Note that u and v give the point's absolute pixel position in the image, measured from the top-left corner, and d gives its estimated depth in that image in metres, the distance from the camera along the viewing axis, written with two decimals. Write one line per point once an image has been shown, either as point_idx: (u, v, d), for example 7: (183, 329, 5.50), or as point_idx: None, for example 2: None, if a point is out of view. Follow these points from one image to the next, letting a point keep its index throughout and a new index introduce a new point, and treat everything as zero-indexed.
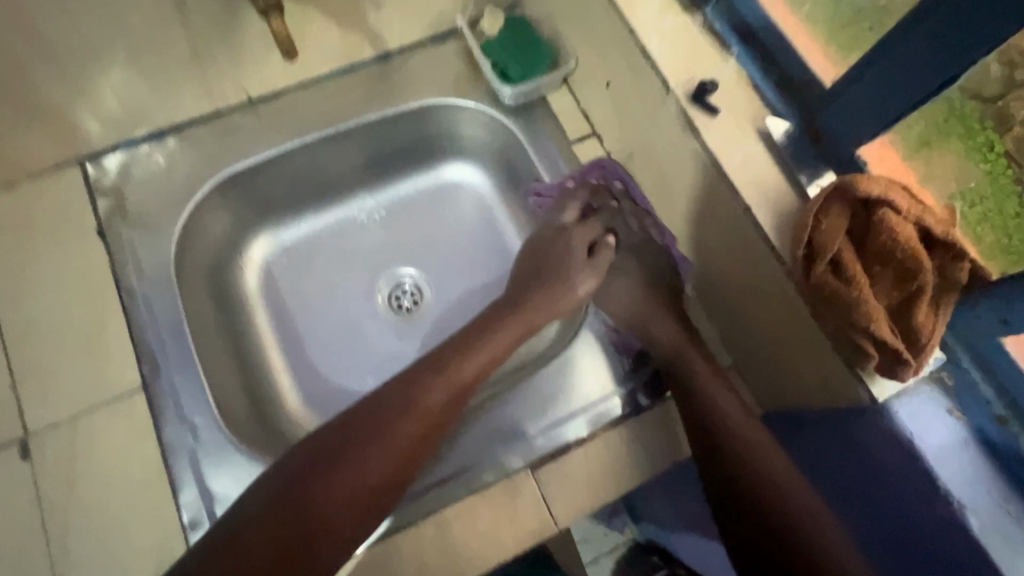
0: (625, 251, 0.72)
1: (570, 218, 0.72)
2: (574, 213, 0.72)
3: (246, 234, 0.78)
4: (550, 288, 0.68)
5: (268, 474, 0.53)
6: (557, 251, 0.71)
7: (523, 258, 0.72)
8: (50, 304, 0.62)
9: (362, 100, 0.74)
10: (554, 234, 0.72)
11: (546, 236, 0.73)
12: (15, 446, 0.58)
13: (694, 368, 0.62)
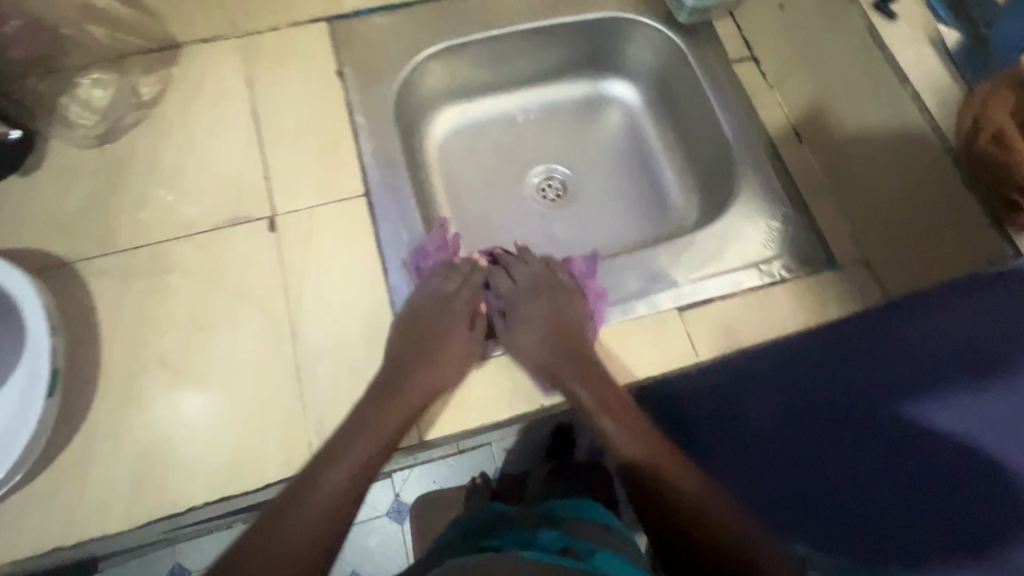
0: (516, 296, 0.75)
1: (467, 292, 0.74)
2: (461, 289, 0.74)
3: (434, 108, 0.92)
4: (431, 358, 0.66)
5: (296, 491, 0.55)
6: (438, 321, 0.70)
7: (402, 345, 0.67)
8: (298, 121, 0.76)
9: (556, 4, 0.86)
10: (527, 289, 0.75)
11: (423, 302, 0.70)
12: (265, 221, 0.71)
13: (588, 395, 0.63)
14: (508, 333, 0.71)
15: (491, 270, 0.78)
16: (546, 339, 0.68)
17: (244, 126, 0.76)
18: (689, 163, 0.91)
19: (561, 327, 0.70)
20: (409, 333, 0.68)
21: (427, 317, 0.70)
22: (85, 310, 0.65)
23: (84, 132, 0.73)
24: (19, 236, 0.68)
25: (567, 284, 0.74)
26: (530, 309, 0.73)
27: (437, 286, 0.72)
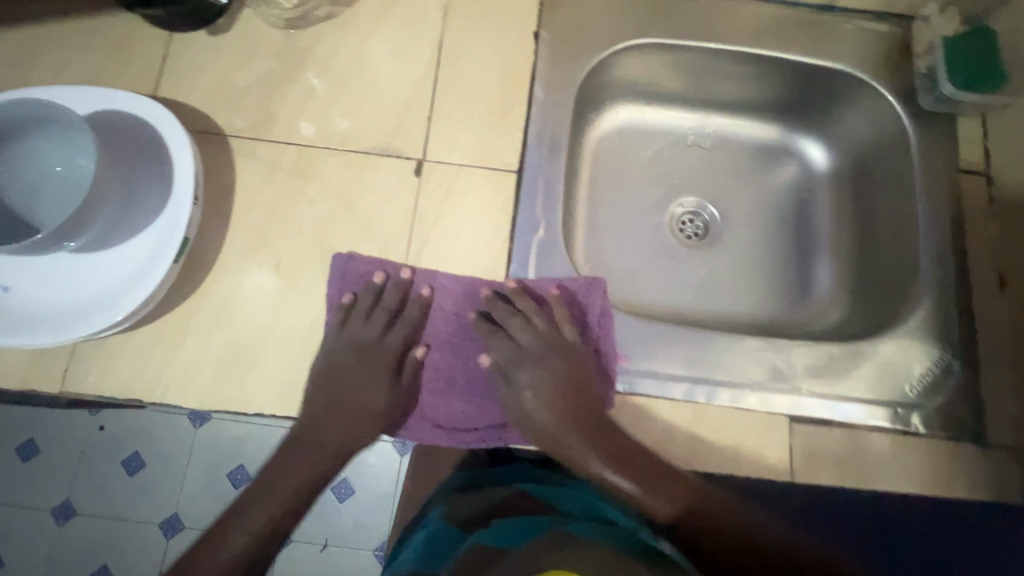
0: (525, 357, 0.64)
1: (398, 337, 0.65)
2: (396, 339, 0.65)
3: (610, 101, 0.85)
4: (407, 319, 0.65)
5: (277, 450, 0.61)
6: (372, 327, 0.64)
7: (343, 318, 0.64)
8: (477, 69, 0.72)
9: (786, 38, 0.77)
10: (535, 351, 0.65)
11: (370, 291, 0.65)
12: (412, 162, 0.69)
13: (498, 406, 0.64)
14: (506, 399, 0.64)
15: (372, 312, 0.64)
16: (541, 426, 0.62)
17: (424, 59, 0.73)
18: (855, 256, 0.81)
19: (594, 402, 0.62)
20: (349, 363, 0.63)
21: (351, 394, 0.62)
22: (224, 188, 0.66)
23: (279, 11, 0.72)
24: (190, 93, 0.69)
25: (567, 337, 0.65)
26: (529, 372, 0.64)
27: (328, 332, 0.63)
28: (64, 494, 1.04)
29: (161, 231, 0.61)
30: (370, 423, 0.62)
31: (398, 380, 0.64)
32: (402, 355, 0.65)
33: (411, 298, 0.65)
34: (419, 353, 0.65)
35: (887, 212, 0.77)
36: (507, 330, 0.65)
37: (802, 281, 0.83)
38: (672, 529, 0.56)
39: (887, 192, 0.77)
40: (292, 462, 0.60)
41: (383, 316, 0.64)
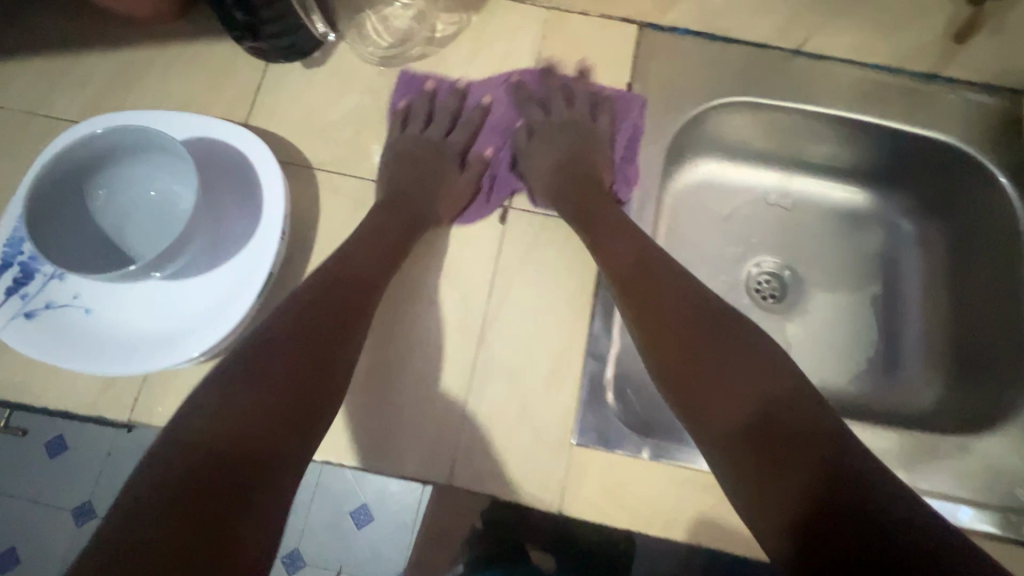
0: (549, 129, 0.71)
1: (461, 139, 0.71)
2: (458, 139, 0.71)
3: (694, 155, 0.82)
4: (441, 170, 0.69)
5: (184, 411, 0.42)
6: (434, 169, 0.68)
7: (404, 173, 0.67)
8: (568, 118, 0.71)
9: (887, 105, 0.74)
10: (557, 126, 0.71)
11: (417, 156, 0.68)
12: (498, 209, 0.67)
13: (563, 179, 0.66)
14: (526, 150, 0.70)
15: (439, 117, 0.71)
16: (553, 178, 0.67)
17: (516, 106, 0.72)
18: (949, 335, 0.76)
19: (580, 171, 0.67)
20: (410, 164, 0.68)
21: (415, 189, 0.66)
22: (308, 222, 0.66)
23: (374, 48, 0.73)
24: (281, 124, 0.69)
25: (600, 127, 0.71)
26: (541, 148, 0.70)
27: (392, 131, 0.70)
28: None
29: (244, 264, 0.60)
30: (438, 205, 0.66)
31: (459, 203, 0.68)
32: (464, 154, 0.71)
33: (466, 115, 0.72)
34: (484, 153, 0.71)
35: (989, 292, 0.73)
36: (545, 107, 0.72)
37: (891, 357, 0.78)
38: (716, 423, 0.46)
39: (990, 271, 0.72)
40: (254, 380, 0.44)
41: (445, 119, 0.71)
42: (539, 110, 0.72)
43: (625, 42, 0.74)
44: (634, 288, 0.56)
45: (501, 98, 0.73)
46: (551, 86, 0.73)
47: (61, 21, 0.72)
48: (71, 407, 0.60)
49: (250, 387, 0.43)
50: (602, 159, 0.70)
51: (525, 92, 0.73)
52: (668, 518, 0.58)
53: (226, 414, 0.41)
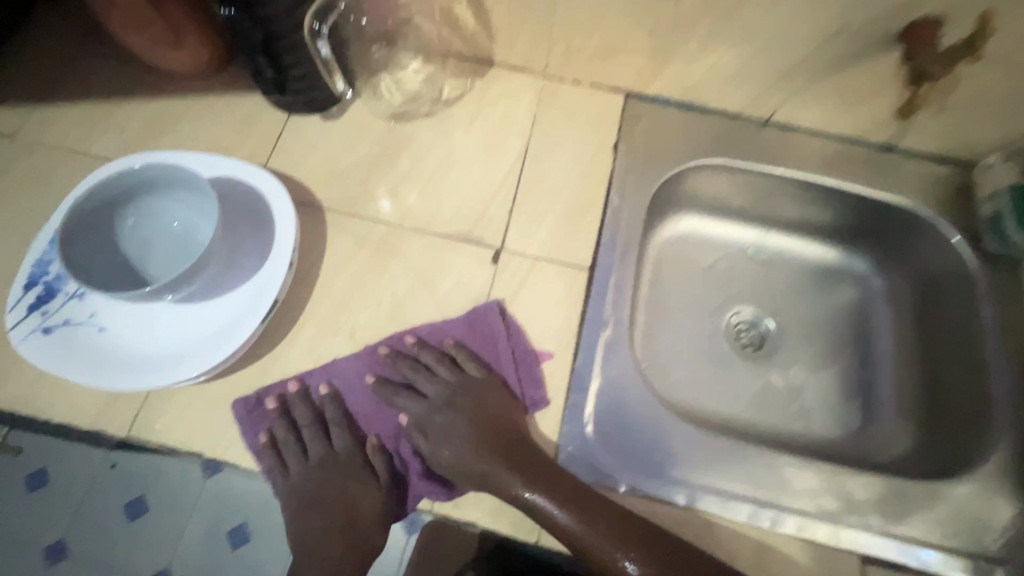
0: (433, 406, 0.65)
1: (348, 442, 0.64)
2: (342, 441, 0.64)
3: (675, 210, 0.89)
4: (390, 368, 0.66)
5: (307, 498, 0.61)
6: (349, 429, 0.65)
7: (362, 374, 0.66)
8: (558, 172, 0.78)
9: (851, 171, 0.81)
10: (443, 400, 0.65)
11: (397, 346, 0.67)
12: (490, 251, 0.73)
13: (458, 447, 0.62)
14: (422, 407, 0.65)
15: (310, 427, 0.63)
16: (464, 461, 0.61)
17: (510, 159, 0.79)
18: (920, 386, 0.79)
19: (500, 429, 0.62)
20: (330, 467, 0.63)
21: (350, 488, 0.62)
22: (314, 256, 0.71)
23: (386, 106, 0.81)
24: (297, 168, 0.76)
25: (472, 378, 0.67)
26: (442, 425, 0.64)
27: (273, 473, 0.61)
28: None
29: (253, 291, 0.64)
30: (364, 498, 0.61)
31: (374, 473, 0.62)
32: (368, 451, 0.64)
33: (324, 405, 0.65)
34: (359, 399, 0.66)
35: (952, 344, 0.76)
36: (414, 390, 0.66)
37: (864, 406, 0.81)
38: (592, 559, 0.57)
39: (954, 324, 0.76)
40: (313, 539, 0.59)
41: (316, 431, 0.64)
42: (415, 380, 0.66)
43: (612, 109, 0.82)
44: (504, 451, 0.61)
45: (405, 266, 0.71)
46: (413, 363, 0.66)
47: (110, 73, 0.80)
48: (74, 421, 0.62)
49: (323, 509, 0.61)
50: (491, 382, 0.66)
51: (385, 386, 0.65)
52: None
53: (315, 566, 0.58)
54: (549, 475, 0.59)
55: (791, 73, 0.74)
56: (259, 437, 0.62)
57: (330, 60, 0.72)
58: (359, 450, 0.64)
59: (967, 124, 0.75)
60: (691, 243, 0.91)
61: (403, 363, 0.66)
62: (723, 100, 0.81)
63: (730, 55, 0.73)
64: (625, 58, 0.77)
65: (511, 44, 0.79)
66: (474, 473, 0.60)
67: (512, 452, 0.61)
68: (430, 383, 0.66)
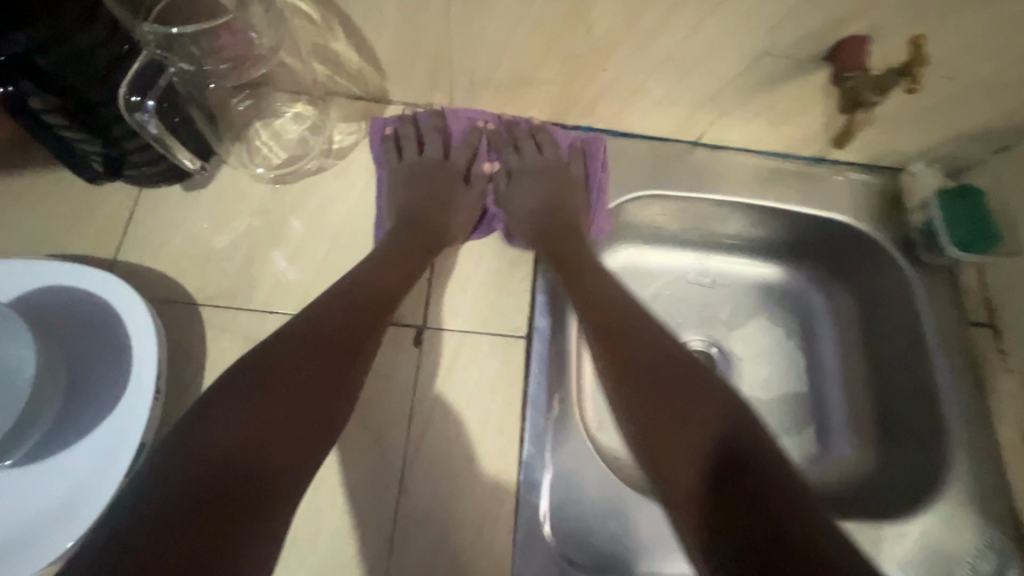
0: (527, 171, 0.73)
1: (460, 159, 0.74)
2: (456, 162, 0.74)
3: (610, 242, 0.82)
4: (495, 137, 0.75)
5: (252, 361, 0.46)
6: (444, 180, 0.72)
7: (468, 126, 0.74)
8: None
9: (784, 190, 0.78)
10: (537, 169, 0.73)
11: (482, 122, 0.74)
12: (411, 330, 0.64)
13: (518, 218, 0.71)
14: (509, 190, 0.73)
15: (412, 164, 0.70)
16: (534, 212, 0.70)
17: (545, 132, 0.75)
18: (868, 402, 0.78)
19: (560, 219, 0.70)
20: (416, 174, 0.70)
21: (424, 217, 0.66)
22: (196, 366, 0.59)
23: (265, 165, 0.68)
24: (159, 256, 0.62)
25: (573, 174, 0.75)
26: (528, 186, 0.73)
27: (387, 160, 0.70)
28: None
29: (111, 436, 0.51)
30: (449, 227, 0.67)
31: (469, 187, 0.74)
32: (467, 171, 0.75)
33: (453, 140, 0.74)
34: (484, 169, 0.76)
35: (896, 360, 0.75)
36: (519, 150, 0.74)
37: (817, 430, 0.79)
38: (682, 446, 0.45)
39: (897, 339, 0.75)
40: (297, 359, 0.46)
41: (438, 138, 0.72)
42: (517, 150, 0.75)
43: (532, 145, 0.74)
44: (611, 341, 0.55)
45: None
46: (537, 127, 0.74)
47: None
48: None
49: (278, 367, 0.45)
50: (579, 196, 0.74)
51: (496, 137, 0.75)
52: None
53: (257, 402, 0.42)
54: (670, 377, 0.50)
55: (717, 96, 0.68)
56: (383, 146, 0.71)
57: (165, 136, 0.55)
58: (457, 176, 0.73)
59: (893, 134, 0.73)
60: (636, 266, 0.84)
61: (522, 126, 0.75)
62: (649, 124, 0.74)
63: (652, 82, 0.66)
64: (539, 91, 0.68)
65: (408, 82, 0.68)
66: (540, 237, 0.67)
67: (574, 236, 0.68)
68: (538, 155, 0.74)
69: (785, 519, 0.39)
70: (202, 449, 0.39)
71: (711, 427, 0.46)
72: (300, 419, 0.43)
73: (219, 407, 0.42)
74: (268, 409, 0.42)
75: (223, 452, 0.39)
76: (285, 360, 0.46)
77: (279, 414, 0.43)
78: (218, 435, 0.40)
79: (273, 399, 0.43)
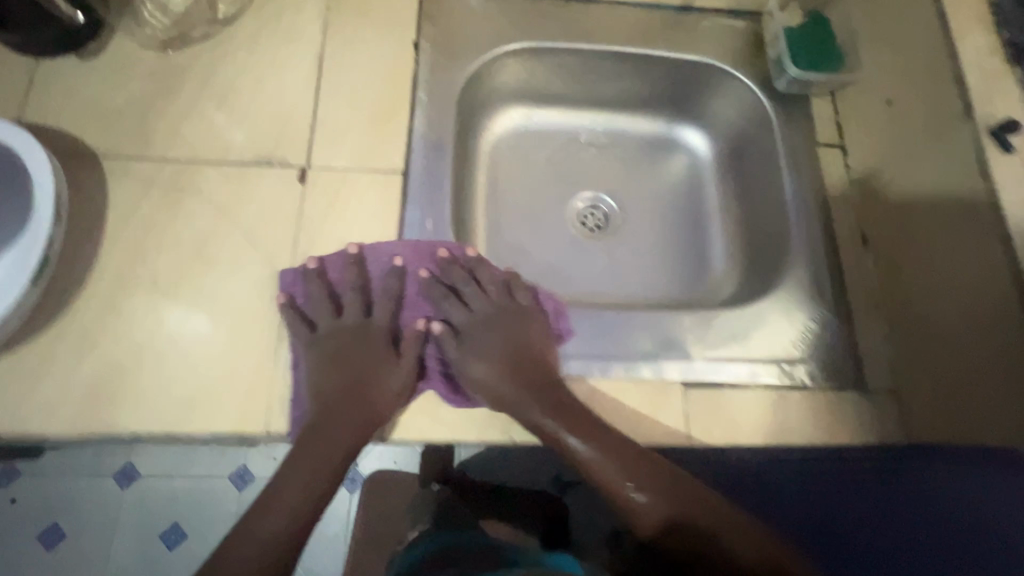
0: (474, 327, 0.67)
1: (382, 314, 0.65)
2: (353, 305, 0.65)
3: (498, 103, 0.88)
4: (373, 348, 0.63)
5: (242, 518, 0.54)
6: (360, 354, 0.63)
7: (333, 355, 0.62)
8: (358, 79, 0.74)
9: (654, 37, 0.83)
10: (482, 324, 0.67)
11: (380, 277, 0.66)
12: (296, 172, 0.69)
13: (479, 373, 0.64)
14: (459, 356, 0.65)
15: (307, 353, 0.61)
16: (497, 375, 0.63)
17: (463, 257, 0.68)
18: (742, 232, 0.86)
19: (540, 369, 0.64)
20: (339, 349, 0.62)
21: (360, 391, 0.60)
22: (96, 209, 0.64)
23: (152, 33, 0.72)
24: (58, 117, 0.67)
25: (522, 304, 0.69)
26: (480, 339, 0.67)
27: (295, 331, 0.61)
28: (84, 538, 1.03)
29: (17, 254, 0.58)
30: (379, 407, 0.60)
31: (399, 359, 0.63)
32: (391, 331, 0.65)
33: (331, 271, 0.65)
34: (417, 324, 0.66)
35: (762, 186, 0.82)
36: (461, 298, 0.68)
37: (699, 261, 0.87)
38: (671, 527, 0.55)
39: (762, 169, 0.82)
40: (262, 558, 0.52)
41: (356, 294, 0.65)
42: (459, 301, 0.68)
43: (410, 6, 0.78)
44: (574, 422, 0.60)
45: (200, 202, 0.66)
46: (446, 262, 0.67)
47: None
48: None
49: (268, 521, 0.54)
50: (536, 325, 0.67)
51: (449, 275, 0.67)
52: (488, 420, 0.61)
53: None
54: (608, 452, 0.58)
55: None
56: (298, 305, 0.63)
57: None
58: (386, 333, 0.65)
59: None
60: (516, 134, 0.90)
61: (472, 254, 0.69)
62: None
63: None
64: None
65: None
66: (507, 407, 0.62)
67: (570, 399, 0.62)
68: (482, 297, 0.68)
69: None
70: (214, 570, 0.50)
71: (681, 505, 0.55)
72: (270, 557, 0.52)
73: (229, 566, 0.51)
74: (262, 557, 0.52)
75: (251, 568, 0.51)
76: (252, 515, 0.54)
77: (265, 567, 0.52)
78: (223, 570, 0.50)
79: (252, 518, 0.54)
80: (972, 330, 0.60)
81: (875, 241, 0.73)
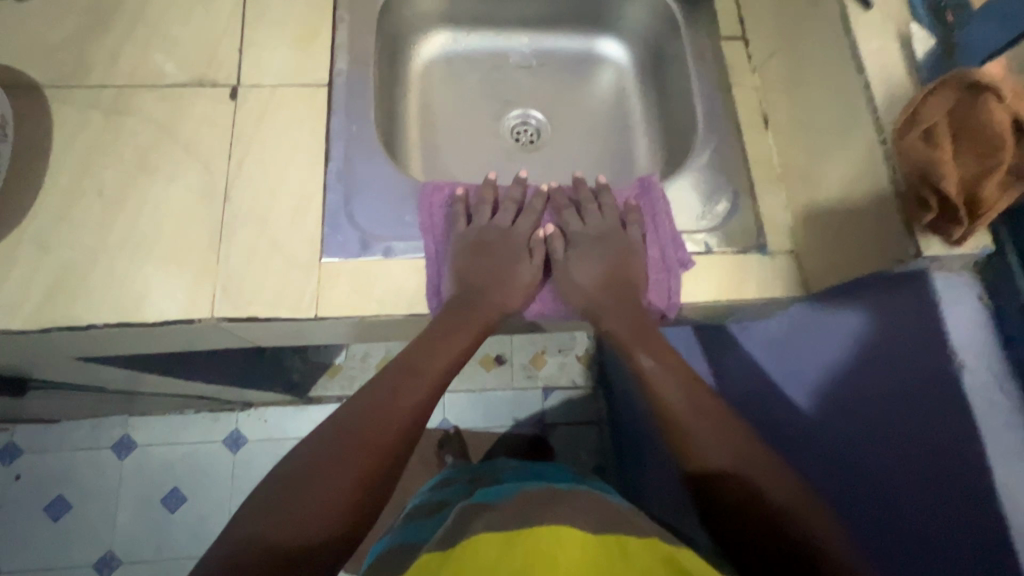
0: (585, 238, 0.73)
1: (526, 227, 0.74)
2: (520, 225, 0.74)
3: (424, 27, 0.93)
4: (515, 259, 0.72)
5: (289, 471, 0.54)
6: (505, 250, 0.72)
7: (465, 269, 0.70)
8: (282, 4, 0.79)
9: None
10: (595, 235, 0.73)
11: (535, 199, 0.77)
12: (227, 89, 0.74)
13: (596, 268, 0.71)
14: (566, 258, 0.73)
15: (456, 241, 0.71)
16: (597, 288, 0.70)
17: (610, 195, 0.77)
18: (662, 132, 0.91)
19: (622, 289, 0.70)
20: (470, 256, 0.70)
21: (485, 287, 0.69)
22: (42, 131, 0.70)
23: None
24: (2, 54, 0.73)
25: (629, 236, 0.74)
26: (588, 249, 0.72)
27: (454, 226, 0.72)
28: (193, 483, 1.48)
29: None
30: (501, 297, 0.69)
31: (530, 258, 0.73)
32: (529, 239, 0.74)
33: (504, 202, 0.76)
34: (540, 235, 0.75)
35: (676, 83, 0.88)
36: (580, 212, 0.76)
37: (625, 162, 0.93)
38: (734, 453, 0.58)
39: (676, 68, 0.87)
40: (347, 457, 0.54)
41: (511, 207, 0.75)
42: (577, 215, 0.76)
43: None
44: (641, 338, 0.67)
45: (139, 122, 0.72)
46: (552, 198, 0.78)
47: None
48: None
49: (339, 458, 0.54)
50: (639, 261, 0.72)
51: (558, 200, 0.77)
52: (413, 294, 0.68)
53: (337, 484, 0.53)
54: (668, 371, 0.65)
55: None
56: (433, 217, 0.72)
57: None
58: (525, 239, 0.74)
59: None
60: (446, 57, 0.95)
61: (588, 188, 0.78)
62: None
63: None
64: None
65: None
66: (614, 320, 0.68)
67: (644, 316, 0.69)
68: (598, 217, 0.75)
69: (787, 504, 0.55)
70: (263, 543, 0.48)
71: (716, 431, 0.60)
72: (323, 473, 0.53)
73: (276, 520, 0.50)
74: (351, 490, 0.53)
75: (294, 533, 0.49)
76: (322, 477, 0.53)
77: (303, 482, 0.52)
78: (267, 541, 0.48)
79: (318, 476, 0.53)
80: (842, 169, 0.66)
81: (774, 120, 0.79)
